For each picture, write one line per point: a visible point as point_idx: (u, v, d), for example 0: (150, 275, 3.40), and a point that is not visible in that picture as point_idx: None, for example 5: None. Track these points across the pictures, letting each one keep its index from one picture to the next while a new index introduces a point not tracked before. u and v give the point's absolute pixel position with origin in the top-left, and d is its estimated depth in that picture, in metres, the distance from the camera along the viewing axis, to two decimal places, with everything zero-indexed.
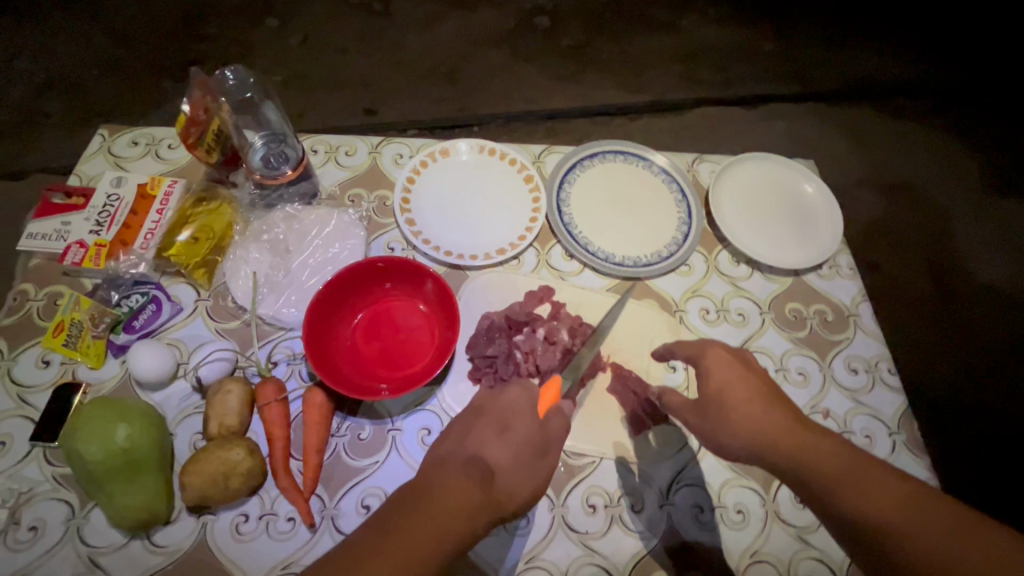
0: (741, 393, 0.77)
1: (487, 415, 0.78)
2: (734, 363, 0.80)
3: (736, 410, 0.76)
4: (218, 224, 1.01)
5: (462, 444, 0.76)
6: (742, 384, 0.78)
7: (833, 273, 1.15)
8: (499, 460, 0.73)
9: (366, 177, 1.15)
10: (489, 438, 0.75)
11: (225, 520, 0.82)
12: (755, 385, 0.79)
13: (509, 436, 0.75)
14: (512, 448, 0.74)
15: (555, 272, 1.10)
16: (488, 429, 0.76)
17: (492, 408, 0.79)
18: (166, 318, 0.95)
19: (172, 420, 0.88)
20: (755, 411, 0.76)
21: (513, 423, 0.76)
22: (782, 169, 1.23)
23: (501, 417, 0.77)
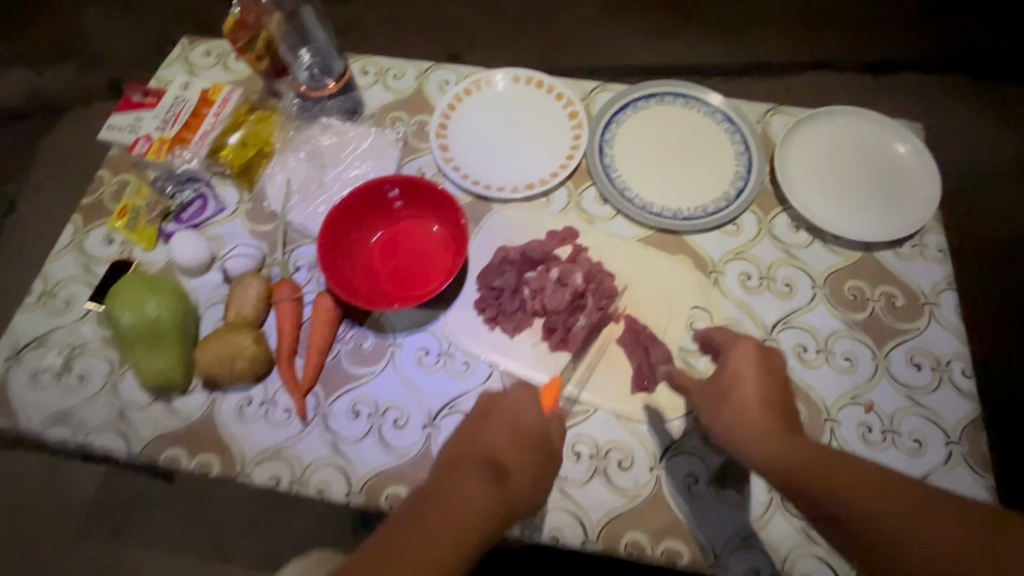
0: (749, 393, 0.76)
1: (496, 413, 0.79)
2: (751, 364, 0.78)
3: (735, 404, 0.75)
4: (264, 133, 1.06)
5: (477, 439, 0.76)
6: (749, 383, 0.76)
7: (915, 254, 0.98)
8: (513, 456, 0.74)
9: (410, 101, 1.13)
10: (500, 429, 0.76)
11: (232, 400, 0.89)
12: (771, 389, 0.76)
13: (520, 431, 0.76)
14: (522, 444, 0.75)
15: (585, 215, 1.03)
16: (501, 422, 0.77)
17: (502, 406, 0.79)
18: (210, 214, 1.03)
19: (202, 305, 0.95)
20: (758, 414, 0.74)
21: (523, 420, 0.77)
22: (876, 127, 1.05)
23: (511, 414, 0.78)
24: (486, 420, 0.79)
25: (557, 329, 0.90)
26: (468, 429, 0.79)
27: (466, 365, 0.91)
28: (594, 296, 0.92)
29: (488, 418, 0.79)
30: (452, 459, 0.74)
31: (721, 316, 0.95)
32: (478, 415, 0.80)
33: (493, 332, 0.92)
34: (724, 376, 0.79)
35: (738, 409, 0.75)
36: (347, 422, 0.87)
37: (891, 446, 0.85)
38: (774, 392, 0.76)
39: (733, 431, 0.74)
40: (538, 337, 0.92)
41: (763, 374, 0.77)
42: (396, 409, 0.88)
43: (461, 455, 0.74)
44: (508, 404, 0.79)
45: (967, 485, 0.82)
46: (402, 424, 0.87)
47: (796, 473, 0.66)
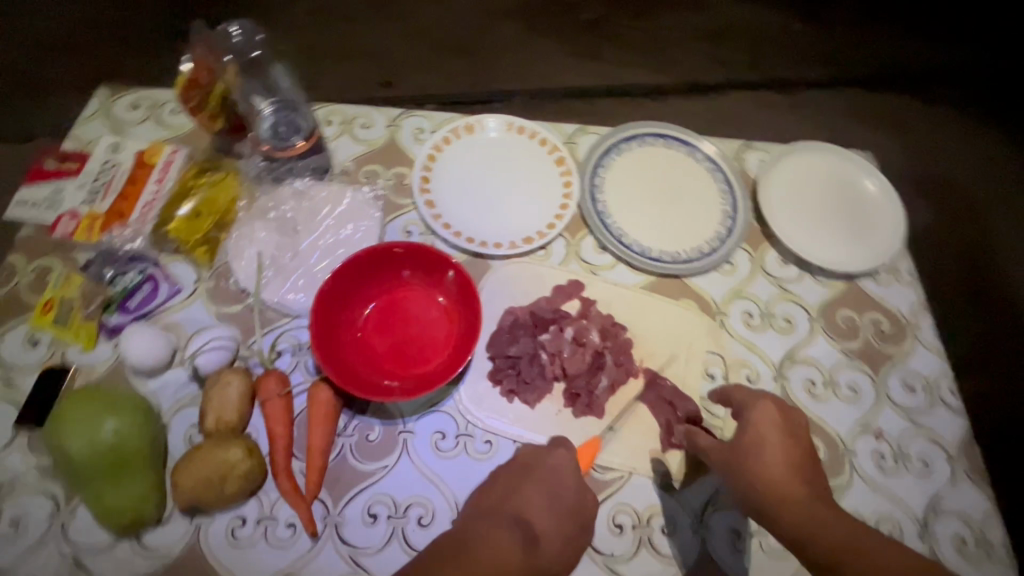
0: (775, 458, 0.73)
1: (536, 475, 0.77)
2: (773, 428, 0.75)
3: (761, 471, 0.72)
4: (222, 199, 0.93)
5: (511, 496, 0.76)
6: (771, 448, 0.74)
7: (891, 279, 1.04)
8: (549, 520, 0.74)
9: (384, 151, 1.06)
10: (537, 494, 0.76)
11: (221, 524, 0.75)
12: (794, 454, 0.74)
13: (558, 498, 0.76)
14: (559, 511, 0.75)
15: (586, 265, 1.00)
16: (538, 488, 0.76)
17: (544, 465, 0.78)
18: (163, 299, 0.87)
19: (167, 410, 0.81)
20: (786, 483, 0.71)
21: (562, 488, 0.76)
22: (840, 161, 1.11)
23: (552, 475, 0.77)
24: (525, 477, 0.77)
25: (581, 394, 0.86)
26: (503, 482, 0.78)
27: (488, 444, 0.84)
28: (613, 354, 0.89)
29: (527, 477, 0.77)
30: (483, 514, 0.75)
31: (733, 359, 0.95)
32: (518, 469, 0.78)
33: (512, 404, 0.86)
34: (745, 441, 0.75)
35: (767, 480, 0.71)
36: (364, 529, 0.77)
37: (905, 470, 0.89)
38: (800, 458, 0.73)
39: (767, 503, 0.70)
40: (561, 403, 0.87)
41: (785, 438, 0.75)
42: (418, 505, 0.79)
43: (495, 512, 0.75)
44: (550, 462, 0.78)
45: (973, 499, 0.88)
46: (428, 522, 0.78)
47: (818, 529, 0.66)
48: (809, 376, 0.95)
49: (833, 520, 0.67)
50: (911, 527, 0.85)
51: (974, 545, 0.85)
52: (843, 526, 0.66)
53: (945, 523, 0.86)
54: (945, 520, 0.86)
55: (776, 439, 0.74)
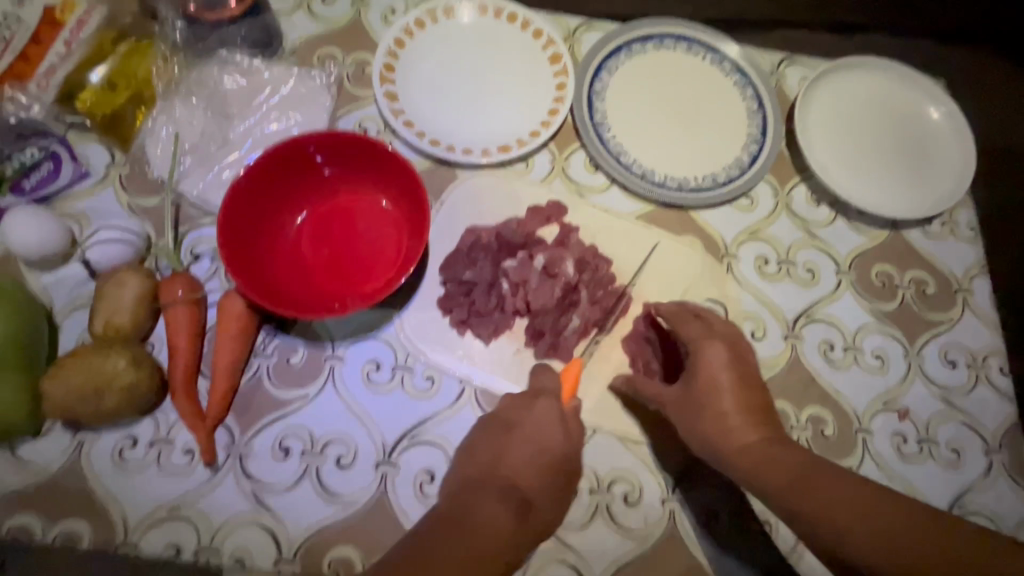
0: (729, 404, 0.62)
1: (521, 426, 0.65)
2: (727, 371, 0.63)
3: (712, 413, 0.62)
4: (141, 69, 0.78)
5: (495, 461, 0.63)
6: (724, 394, 0.62)
7: (946, 233, 0.86)
8: (534, 479, 0.63)
9: (344, 34, 0.87)
10: (522, 451, 0.63)
11: (107, 443, 0.65)
12: (749, 396, 0.63)
13: (543, 456, 0.64)
14: (545, 466, 0.63)
15: (572, 185, 0.84)
16: (523, 443, 0.64)
17: (529, 419, 0.66)
18: (65, 183, 0.75)
19: (59, 310, 0.70)
20: (738, 429, 0.60)
21: (550, 441, 0.64)
22: (901, 84, 0.91)
23: (535, 432, 0.65)
24: (510, 434, 0.65)
25: (546, 334, 0.72)
26: (484, 446, 0.65)
27: (430, 381, 0.71)
28: (589, 289, 0.75)
29: (510, 434, 0.65)
30: (477, 483, 0.62)
31: (737, 310, 0.79)
32: (500, 425, 0.66)
33: (463, 338, 0.73)
34: (696, 388, 0.63)
35: (720, 424, 0.61)
36: (273, 464, 0.66)
37: (929, 458, 0.74)
38: (752, 401, 0.63)
39: (717, 446, 0.61)
40: (521, 343, 0.73)
41: (740, 381, 0.63)
42: (339, 442, 0.68)
43: (482, 483, 0.61)
44: (534, 420, 0.65)
45: (1008, 499, 0.72)
46: (348, 463, 0.67)
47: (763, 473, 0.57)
48: (826, 338, 0.79)
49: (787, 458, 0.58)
50: None
51: None
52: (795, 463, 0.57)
53: (970, 523, 0.71)
54: (970, 521, 0.71)
55: (731, 381, 0.63)
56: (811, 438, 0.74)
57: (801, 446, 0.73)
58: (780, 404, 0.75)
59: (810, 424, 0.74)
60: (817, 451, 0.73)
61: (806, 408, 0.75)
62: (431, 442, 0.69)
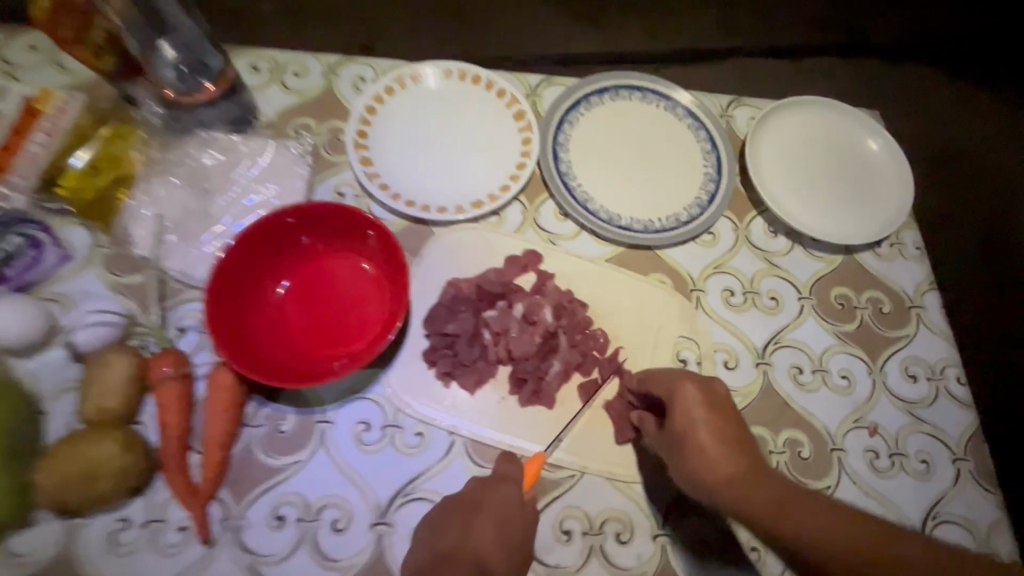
0: (707, 439, 0.63)
1: (486, 507, 0.66)
2: (701, 407, 0.65)
3: (694, 446, 0.63)
4: (125, 157, 0.81)
5: (462, 538, 0.63)
6: (701, 429, 0.64)
7: (895, 253, 0.92)
8: (500, 558, 0.62)
9: (317, 104, 0.92)
10: (488, 532, 0.63)
11: (100, 527, 0.65)
12: (726, 426, 0.64)
13: (508, 532, 0.64)
14: (509, 547, 0.63)
15: (544, 234, 0.88)
16: (488, 521, 0.64)
17: (490, 500, 0.66)
18: (47, 268, 0.76)
19: (47, 396, 0.70)
20: (718, 460, 0.62)
21: (513, 521, 0.65)
22: (840, 118, 0.98)
23: (500, 510, 0.65)
24: (473, 513, 0.66)
25: (529, 380, 0.75)
26: (450, 527, 0.65)
27: (419, 437, 0.73)
28: (567, 334, 0.78)
29: (476, 512, 0.65)
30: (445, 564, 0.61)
31: (709, 343, 0.83)
32: (467, 505, 0.67)
33: (449, 390, 0.75)
34: (676, 427, 0.65)
35: (703, 456, 0.62)
36: (269, 534, 0.67)
37: (901, 471, 0.77)
38: (727, 428, 0.64)
39: (703, 478, 0.62)
40: (506, 390, 0.76)
41: (716, 415, 0.65)
42: (335, 506, 0.69)
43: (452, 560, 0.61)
44: (499, 496, 0.67)
45: (979, 505, 0.76)
46: (344, 526, 0.68)
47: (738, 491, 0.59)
48: (794, 362, 0.83)
49: (775, 483, 0.59)
50: None
51: None
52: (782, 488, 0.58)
53: (945, 531, 0.74)
54: (946, 528, 0.75)
55: (705, 413, 0.65)
56: (789, 461, 0.77)
57: (780, 470, 0.76)
58: (758, 430, 0.78)
59: (787, 447, 0.78)
60: (796, 473, 0.76)
61: (782, 432, 0.78)
62: (425, 498, 0.70)
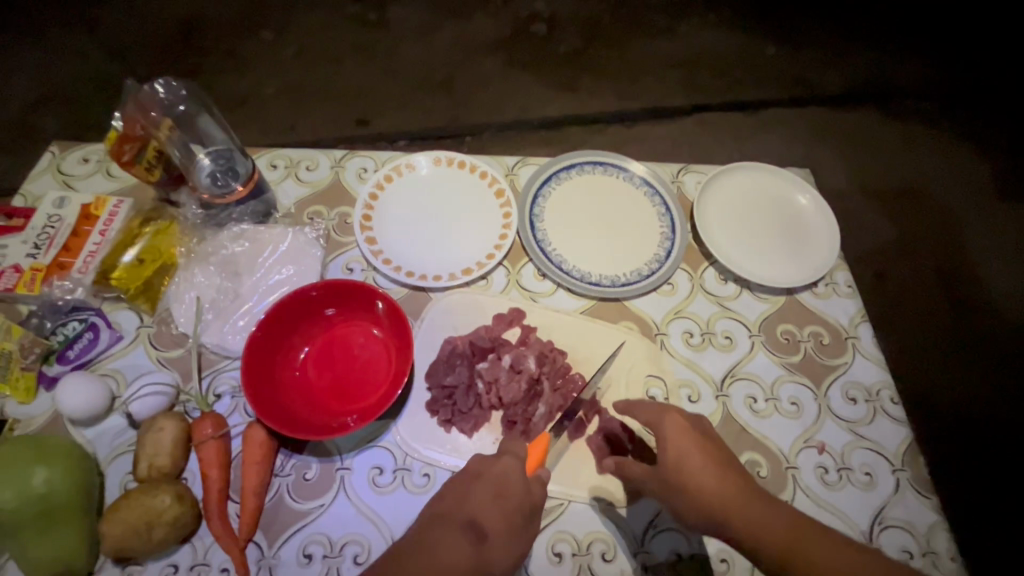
0: (696, 463, 0.74)
1: (484, 477, 0.73)
2: (689, 435, 0.77)
3: (691, 476, 0.74)
4: (166, 245, 0.95)
5: (459, 503, 0.72)
6: (691, 455, 0.75)
7: (829, 292, 1.06)
8: (496, 522, 0.70)
9: (328, 194, 1.08)
10: (487, 500, 0.71)
11: (153, 572, 0.75)
12: (714, 455, 0.76)
13: (503, 499, 0.71)
14: (508, 511, 0.71)
15: (526, 293, 1.02)
16: (486, 491, 0.72)
17: (491, 472, 0.74)
18: (103, 347, 0.89)
19: (104, 459, 0.82)
20: (716, 489, 0.72)
21: (509, 490, 0.72)
22: (773, 179, 1.15)
23: (498, 480, 0.73)
24: (475, 482, 0.73)
25: (518, 422, 0.87)
26: (451, 492, 0.74)
27: (426, 477, 0.84)
28: (550, 379, 0.90)
29: (477, 482, 0.73)
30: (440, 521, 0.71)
31: (674, 379, 0.96)
32: (470, 473, 0.75)
33: (450, 434, 0.87)
34: (669, 464, 0.75)
35: (704, 492, 0.72)
36: (299, 571, 0.77)
37: (848, 483, 0.88)
38: (716, 455, 0.76)
39: (710, 516, 0.71)
40: (498, 432, 0.88)
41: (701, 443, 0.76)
42: (355, 543, 0.79)
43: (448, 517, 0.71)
44: (498, 468, 0.74)
45: (918, 510, 0.87)
46: (364, 560, 0.78)
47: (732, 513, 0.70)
48: (749, 392, 0.95)
49: (772, 512, 0.70)
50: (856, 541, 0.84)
51: (919, 556, 0.84)
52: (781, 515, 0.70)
53: (890, 535, 0.85)
54: (890, 533, 0.85)
55: (696, 446, 0.76)
56: None
57: None
58: None
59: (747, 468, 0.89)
60: None
61: (742, 454, 0.90)
62: None
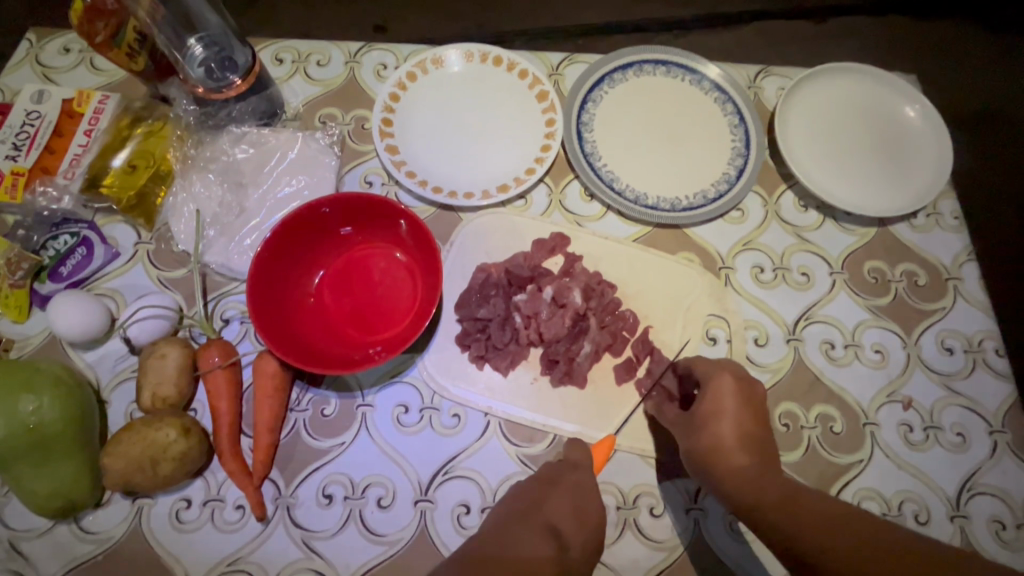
0: (729, 429, 0.66)
1: (563, 484, 0.65)
2: (733, 398, 0.68)
3: (713, 434, 0.66)
4: (159, 150, 0.83)
5: (536, 507, 0.63)
6: (725, 418, 0.67)
7: (931, 224, 0.89)
8: (575, 530, 0.60)
9: (342, 94, 0.92)
10: (566, 509, 0.62)
11: (164, 506, 0.70)
12: (749, 426, 0.66)
13: (584, 512, 0.62)
14: (589, 526, 0.61)
15: (571, 216, 0.88)
16: (563, 500, 0.63)
17: (568, 479, 0.66)
18: (99, 265, 0.80)
19: (106, 386, 0.75)
20: (730, 453, 0.64)
21: (589, 504, 0.63)
22: (874, 85, 0.95)
23: (579, 491, 0.64)
24: (549, 491, 0.65)
25: (560, 361, 0.77)
26: (528, 494, 0.65)
27: (456, 418, 0.75)
28: (597, 315, 0.79)
29: (553, 489, 0.65)
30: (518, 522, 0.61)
31: (739, 320, 0.83)
32: (545, 480, 0.67)
33: (482, 371, 0.77)
34: (700, 413, 0.69)
35: (715, 448, 0.65)
36: (319, 512, 0.70)
37: (936, 444, 0.77)
38: (753, 428, 0.66)
39: (710, 469, 0.65)
40: (537, 371, 0.78)
41: (744, 410, 0.67)
42: (379, 484, 0.72)
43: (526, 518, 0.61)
44: (575, 477, 0.66)
45: (1016, 476, 0.76)
46: (388, 503, 0.71)
47: (742, 480, 0.62)
48: (826, 337, 0.83)
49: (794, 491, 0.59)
50: (940, 508, 0.74)
51: (1013, 528, 0.73)
52: (781, 485, 0.60)
53: (981, 503, 0.74)
54: (981, 501, 0.75)
55: (733, 407, 0.67)
56: (821, 435, 0.77)
57: (812, 445, 0.77)
58: (789, 406, 0.79)
59: (819, 422, 0.78)
60: (828, 447, 0.77)
61: (814, 407, 0.79)
62: (464, 476, 0.73)
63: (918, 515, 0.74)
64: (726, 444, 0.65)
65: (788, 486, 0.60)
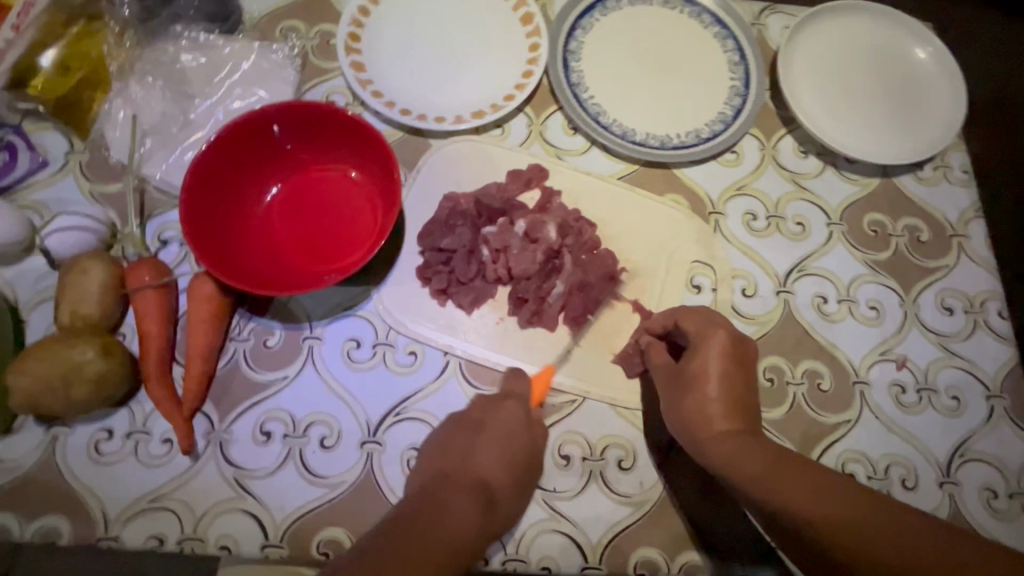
0: (715, 391, 0.60)
1: (490, 428, 0.62)
2: (721, 359, 0.62)
3: (697, 398, 0.61)
4: (96, 52, 0.75)
5: (464, 459, 0.59)
6: (711, 381, 0.61)
7: (938, 177, 0.83)
8: (502, 477, 0.59)
9: (307, 5, 0.84)
10: (493, 452, 0.60)
11: (83, 435, 0.63)
12: (739, 389, 0.61)
13: (512, 454, 0.60)
14: (510, 464, 0.60)
15: (551, 149, 0.81)
16: (491, 441, 0.61)
17: (495, 418, 0.63)
18: (23, 174, 0.72)
19: (25, 305, 0.67)
20: (716, 416, 0.59)
21: (518, 443, 0.61)
22: (887, 26, 0.87)
23: (506, 429, 0.62)
24: (476, 434, 0.61)
25: (529, 300, 0.70)
26: (455, 440, 0.61)
27: (412, 356, 0.69)
28: (572, 253, 0.72)
29: (478, 433, 0.61)
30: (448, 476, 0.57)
31: (726, 269, 0.77)
32: (467, 422, 0.63)
33: (444, 308, 0.71)
34: (689, 371, 0.62)
35: (699, 411, 0.60)
36: (255, 449, 0.64)
37: (928, 407, 0.72)
38: (741, 392, 0.61)
39: (691, 433, 0.60)
40: (504, 311, 0.71)
41: (730, 371, 0.62)
42: (323, 423, 0.66)
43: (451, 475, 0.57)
44: (500, 415, 0.63)
45: (1011, 443, 0.71)
46: (332, 444, 0.65)
47: (739, 455, 0.56)
48: (820, 291, 0.76)
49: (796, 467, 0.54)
50: (929, 473, 0.69)
51: (1005, 497, 0.68)
52: (775, 462, 0.54)
53: (972, 469, 0.69)
54: (972, 467, 0.69)
55: (721, 369, 0.61)
56: (807, 392, 0.72)
57: (797, 402, 0.71)
58: (774, 360, 0.73)
59: (806, 378, 0.72)
60: (814, 405, 0.71)
61: (802, 362, 0.73)
62: (417, 418, 0.67)
63: (905, 479, 0.69)
64: (708, 408, 0.60)
65: (776, 460, 0.54)
